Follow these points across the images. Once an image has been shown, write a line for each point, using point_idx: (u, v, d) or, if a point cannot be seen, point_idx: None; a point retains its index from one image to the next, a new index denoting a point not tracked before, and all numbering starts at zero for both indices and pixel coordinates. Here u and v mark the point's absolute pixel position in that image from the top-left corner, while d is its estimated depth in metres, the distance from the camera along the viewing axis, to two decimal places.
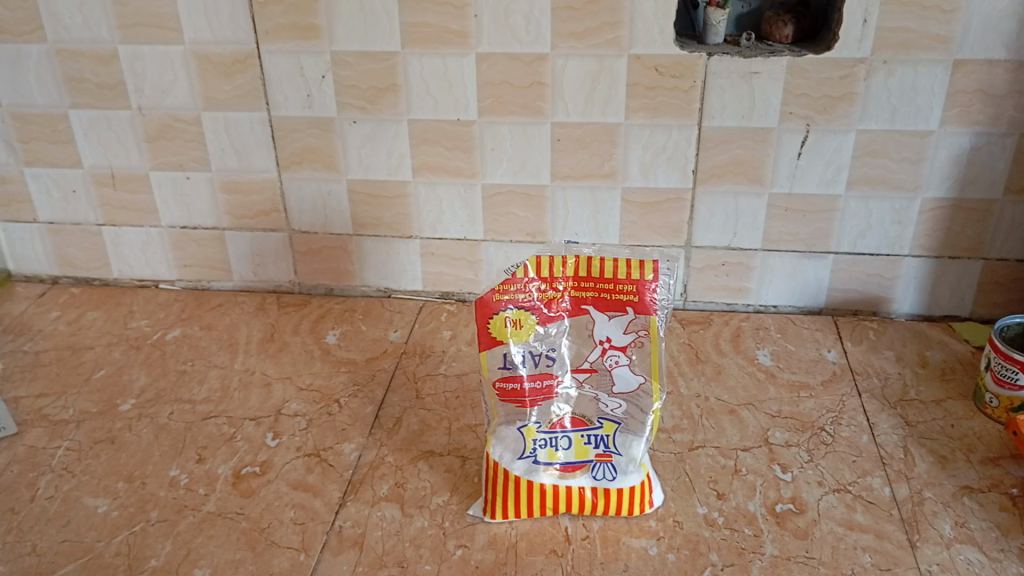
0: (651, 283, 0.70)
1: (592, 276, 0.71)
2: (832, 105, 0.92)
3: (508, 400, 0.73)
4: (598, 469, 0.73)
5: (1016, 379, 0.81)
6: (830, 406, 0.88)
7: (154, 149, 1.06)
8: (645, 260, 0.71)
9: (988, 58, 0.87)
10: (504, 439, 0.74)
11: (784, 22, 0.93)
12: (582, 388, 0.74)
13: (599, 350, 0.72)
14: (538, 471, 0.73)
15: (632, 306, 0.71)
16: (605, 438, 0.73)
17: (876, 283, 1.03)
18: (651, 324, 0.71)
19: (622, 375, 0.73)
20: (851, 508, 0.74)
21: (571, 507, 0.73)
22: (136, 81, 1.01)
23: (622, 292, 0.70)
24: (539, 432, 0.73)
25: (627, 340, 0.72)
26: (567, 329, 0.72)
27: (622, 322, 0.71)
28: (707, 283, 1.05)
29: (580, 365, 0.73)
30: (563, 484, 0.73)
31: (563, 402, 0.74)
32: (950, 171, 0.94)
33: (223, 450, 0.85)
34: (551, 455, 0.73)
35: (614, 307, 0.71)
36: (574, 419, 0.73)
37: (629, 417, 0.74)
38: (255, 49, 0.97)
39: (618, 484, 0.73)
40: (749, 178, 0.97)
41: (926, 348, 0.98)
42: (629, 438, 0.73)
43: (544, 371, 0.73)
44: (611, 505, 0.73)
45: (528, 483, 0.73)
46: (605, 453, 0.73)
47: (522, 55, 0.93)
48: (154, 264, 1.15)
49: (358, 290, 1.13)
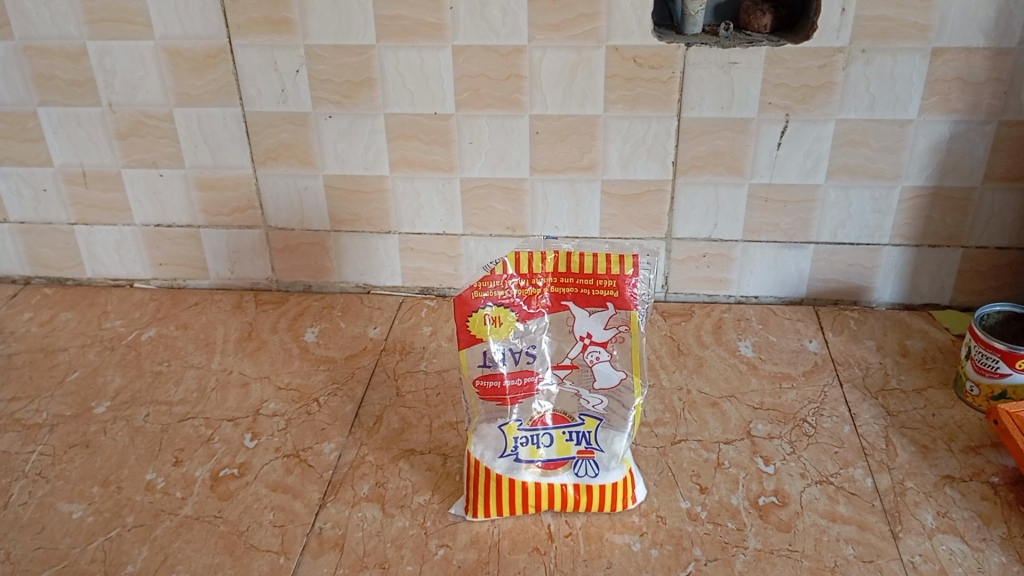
0: (630, 278, 0.69)
1: (572, 272, 0.70)
2: (811, 95, 0.91)
3: (488, 400, 0.72)
4: (580, 465, 0.72)
5: (997, 367, 0.82)
6: (812, 397, 0.88)
7: (126, 147, 1.04)
8: (624, 254, 0.70)
9: (966, 46, 0.87)
10: (485, 437, 0.73)
11: (762, 11, 0.92)
12: (563, 384, 0.73)
13: (580, 346, 0.72)
14: (520, 469, 0.72)
15: (613, 302, 0.70)
16: (587, 435, 0.73)
17: (856, 273, 1.03)
18: (632, 319, 0.70)
19: (602, 371, 0.72)
20: (834, 500, 0.74)
21: (554, 504, 0.73)
22: (105, 77, 0.99)
23: (603, 287, 0.69)
24: (520, 430, 0.72)
25: (608, 335, 0.71)
26: (547, 325, 0.72)
27: (603, 318, 0.71)
28: (688, 275, 1.05)
29: (561, 361, 0.72)
30: (545, 482, 0.72)
31: (544, 399, 0.73)
32: (929, 160, 0.94)
33: (200, 452, 0.84)
34: (533, 452, 0.72)
35: (595, 303, 0.70)
36: (556, 416, 0.73)
37: (611, 413, 0.73)
38: (227, 44, 0.95)
39: (601, 481, 0.72)
40: (728, 169, 0.97)
41: (907, 337, 0.98)
42: (610, 433, 0.73)
43: (524, 368, 0.72)
44: (594, 502, 0.73)
45: (510, 480, 0.72)
46: (587, 449, 0.72)
47: (499, 47, 0.92)
48: (129, 263, 1.13)
49: (337, 286, 1.12)
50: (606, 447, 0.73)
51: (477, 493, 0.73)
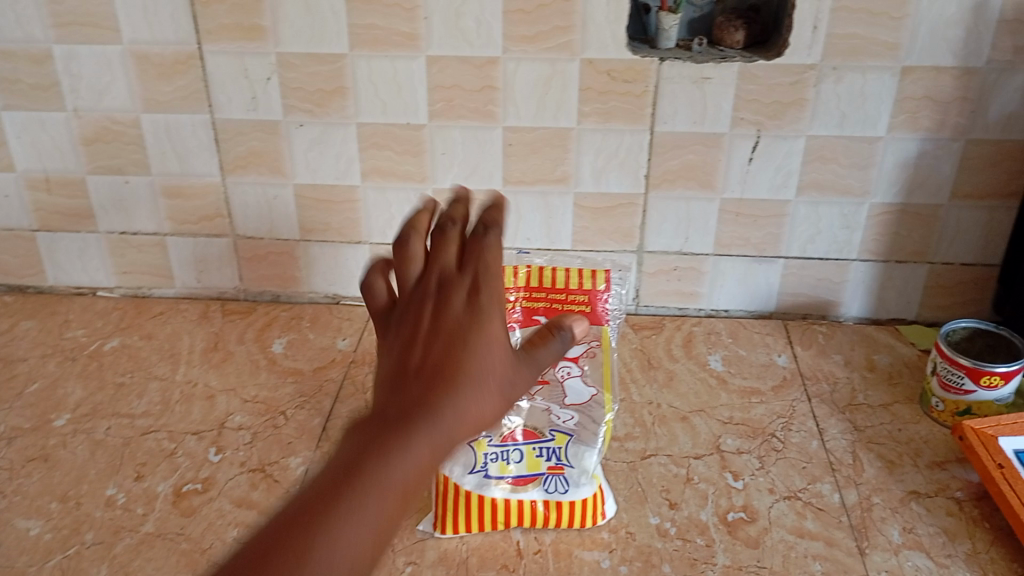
0: (600, 293, 0.77)
1: (549, 287, 0.77)
2: (782, 111, 0.92)
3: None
4: (550, 482, 0.72)
5: (961, 383, 0.82)
6: (781, 411, 0.88)
7: (90, 152, 1.02)
8: (595, 273, 0.78)
9: (935, 65, 0.88)
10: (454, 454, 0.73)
11: (735, 27, 0.92)
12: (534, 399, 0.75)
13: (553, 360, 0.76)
14: (490, 486, 0.72)
15: (584, 316, 0.77)
16: (557, 451, 0.73)
17: (825, 287, 1.03)
18: (603, 335, 0.76)
19: (573, 386, 0.76)
20: (802, 516, 0.75)
21: (524, 520, 0.72)
22: (71, 82, 0.97)
23: (575, 301, 0.77)
24: (490, 445, 0.72)
25: (579, 350, 0.76)
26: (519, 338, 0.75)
27: None
28: (659, 288, 1.05)
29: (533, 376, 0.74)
30: (514, 498, 0.72)
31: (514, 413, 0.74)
32: (897, 176, 0.95)
33: (163, 467, 0.82)
34: (503, 468, 0.72)
35: (569, 317, 0.77)
36: (526, 432, 0.74)
37: (581, 429, 0.74)
38: (197, 50, 0.94)
39: (571, 497, 0.72)
40: (700, 183, 0.97)
41: (874, 352, 0.99)
42: (582, 448, 0.73)
43: None
44: (563, 518, 0.72)
45: (479, 496, 0.72)
46: (557, 466, 0.72)
47: (473, 58, 0.91)
48: (91, 271, 1.11)
49: (305, 297, 1.10)
50: (577, 463, 0.72)
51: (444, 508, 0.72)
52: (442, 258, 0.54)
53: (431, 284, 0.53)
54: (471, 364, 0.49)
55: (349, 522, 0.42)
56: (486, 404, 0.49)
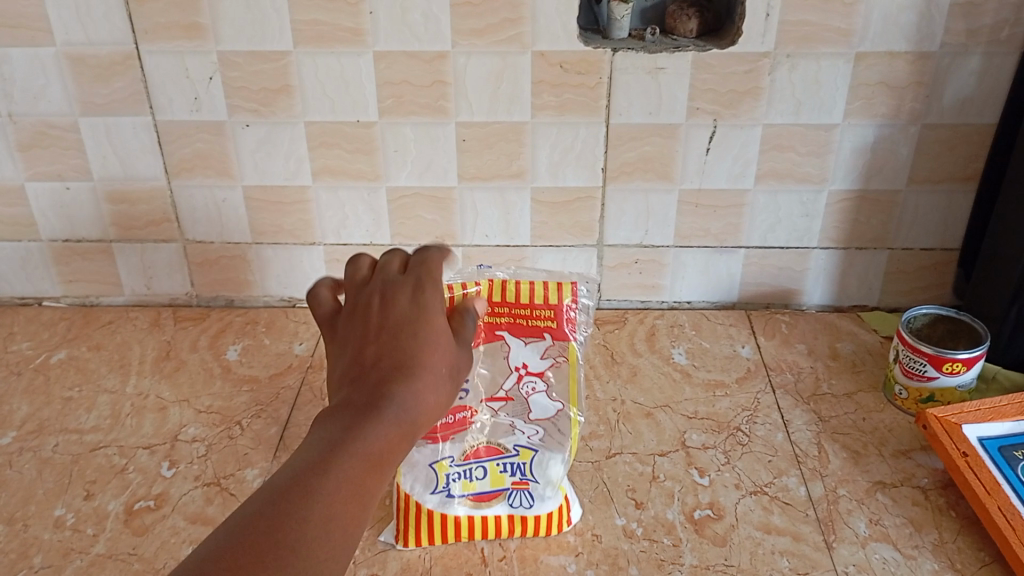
0: (567, 307, 0.73)
1: (513, 301, 0.72)
2: (738, 100, 0.91)
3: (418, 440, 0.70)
4: (516, 496, 0.70)
5: (924, 371, 0.82)
6: (745, 404, 0.88)
7: (28, 159, 0.98)
8: (562, 284, 0.73)
9: (889, 50, 0.87)
10: (414, 472, 0.70)
11: (688, 15, 0.90)
12: (497, 416, 0.72)
13: (517, 377, 0.72)
14: (453, 504, 0.70)
15: (550, 332, 0.73)
16: (522, 466, 0.70)
17: (787, 276, 1.03)
18: (572, 351, 0.72)
19: (539, 402, 0.72)
20: (768, 511, 0.74)
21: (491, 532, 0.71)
22: (4, 86, 0.93)
23: (541, 316, 0.72)
24: (450, 465, 0.70)
25: (544, 366, 0.72)
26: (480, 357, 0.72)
27: (539, 348, 0.72)
28: (621, 282, 1.04)
29: (495, 394, 0.72)
30: (478, 515, 0.71)
31: (475, 433, 0.71)
32: (854, 163, 0.94)
33: (113, 484, 0.79)
34: (465, 486, 0.70)
35: (533, 333, 0.73)
36: (489, 448, 0.71)
37: (546, 442, 0.71)
38: (134, 50, 0.90)
39: (536, 511, 0.70)
40: (658, 175, 0.96)
41: (837, 340, 0.99)
42: (547, 458, 0.70)
43: (457, 404, 0.70)
44: (530, 530, 0.71)
45: (441, 516, 0.70)
46: (522, 481, 0.70)
47: (422, 53, 0.89)
48: (36, 281, 1.07)
49: (260, 301, 1.07)
50: (542, 474, 0.70)
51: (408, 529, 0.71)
52: (386, 272, 0.59)
53: (376, 291, 0.58)
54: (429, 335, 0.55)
55: (337, 478, 0.47)
56: (444, 379, 0.54)
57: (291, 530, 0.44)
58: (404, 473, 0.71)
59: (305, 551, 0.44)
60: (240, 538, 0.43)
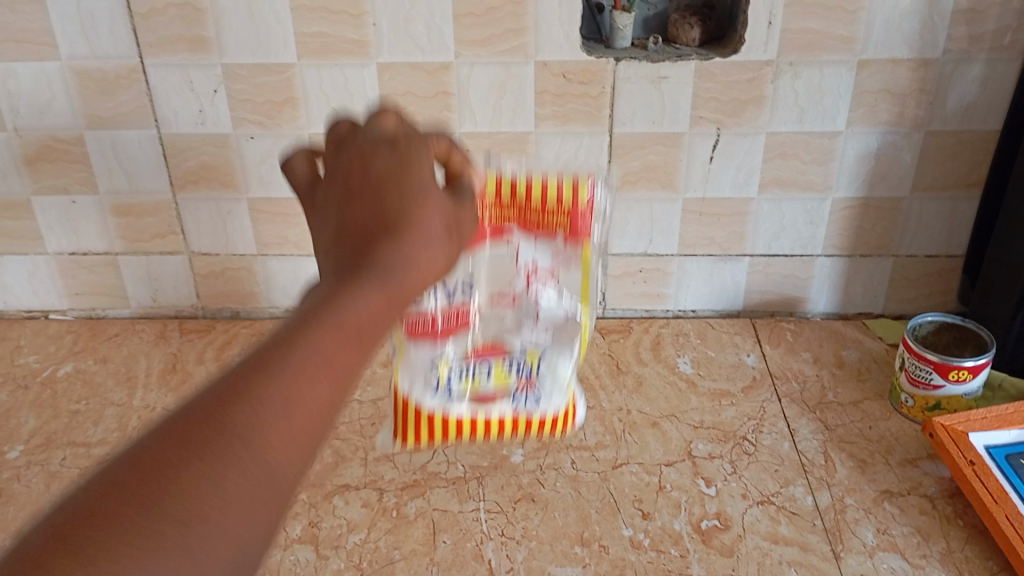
0: (584, 208, 0.65)
1: (526, 200, 0.66)
2: (741, 109, 0.91)
3: (418, 339, 0.68)
4: (520, 397, 0.71)
5: (930, 378, 0.82)
6: (751, 413, 0.88)
7: (33, 173, 0.98)
8: (578, 182, 0.65)
9: (892, 57, 0.87)
10: (415, 371, 0.70)
11: (691, 24, 0.90)
12: (501, 312, 0.69)
13: (524, 279, 0.68)
14: (455, 402, 0.71)
15: (563, 232, 0.66)
16: (527, 365, 0.70)
17: (791, 284, 1.03)
18: (585, 256, 0.67)
19: (547, 304, 0.69)
20: (776, 521, 0.74)
21: (493, 433, 0.73)
22: (9, 100, 0.93)
23: (555, 214, 0.66)
24: (451, 363, 0.69)
25: (552, 268, 0.68)
26: (488, 260, 0.67)
27: (550, 247, 0.67)
28: (625, 291, 1.04)
29: (501, 292, 0.68)
30: (481, 415, 0.72)
31: (476, 331, 0.69)
32: (858, 170, 0.94)
33: None
34: (468, 385, 0.70)
35: (545, 231, 0.66)
36: (494, 347, 0.70)
37: (554, 341, 0.70)
38: (139, 64, 0.91)
39: (540, 409, 0.72)
40: (662, 184, 0.96)
41: (842, 347, 0.99)
42: (553, 357, 0.70)
43: (459, 302, 0.67)
44: (532, 425, 0.74)
45: (443, 414, 0.71)
46: (527, 380, 0.71)
47: (425, 64, 0.89)
48: (42, 294, 1.07)
49: (265, 312, 1.08)
50: (551, 377, 0.71)
51: (409, 424, 0.73)
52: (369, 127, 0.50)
53: (355, 150, 0.48)
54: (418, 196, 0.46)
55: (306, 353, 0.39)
56: (440, 246, 0.46)
57: (248, 419, 0.37)
58: (404, 371, 0.70)
59: (259, 438, 0.37)
60: (183, 430, 0.36)
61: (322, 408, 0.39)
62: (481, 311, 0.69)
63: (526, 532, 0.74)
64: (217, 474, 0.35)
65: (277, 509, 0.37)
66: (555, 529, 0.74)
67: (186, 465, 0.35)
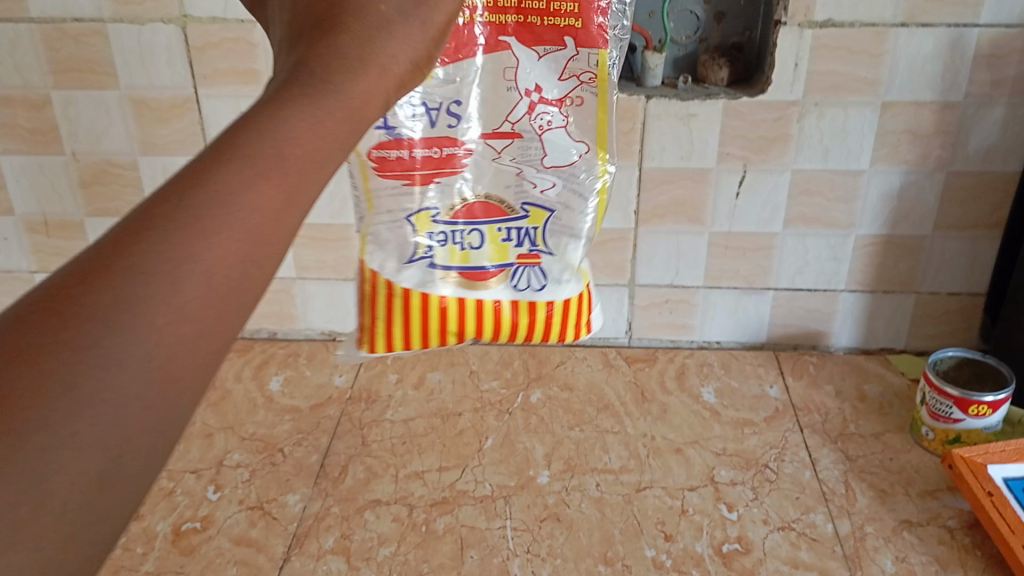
0: (595, 3, 0.61)
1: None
2: (767, 147, 0.94)
3: (388, 177, 0.65)
4: (520, 275, 0.70)
5: (950, 413, 0.84)
6: (774, 442, 0.89)
7: (88, 195, 1.03)
8: None
9: (915, 99, 0.90)
10: (386, 242, 0.69)
11: (720, 65, 0.94)
12: (501, 160, 0.66)
13: (527, 106, 0.64)
14: (436, 282, 0.70)
15: (573, 37, 0.62)
16: (531, 234, 0.68)
17: (815, 318, 1.05)
18: (601, 64, 0.62)
19: (554, 142, 0.65)
20: (796, 546, 0.75)
21: (478, 331, 0.72)
22: (70, 126, 0.99)
23: (561, 14, 0.61)
24: (436, 224, 0.67)
25: (562, 92, 0.64)
26: (481, 69, 0.63)
27: (556, 61, 0.63)
28: (652, 320, 1.06)
29: (500, 129, 0.65)
30: (469, 296, 0.70)
31: (466, 181, 0.67)
32: (881, 208, 0.97)
33: (162, 506, 0.83)
34: (452, 255, 0.69)
35: (551, 39, 0.62)
36: (493, 208, 0.67)
37: (563, 206, 0.68)
38: (193, 94, 0.96)
39: (543, 296, 0.71)
40: (689, 218, 0.99)
41: (865, 382, 1.00)
42: (565, 243, 0.69)
43: (444, 134, 0.64)
44: (532, 322, 0.72)
45: (422, 295, 0.70)
46: (529, 256, 0.69)
47: None
48: None
49: (302, 333, 1.11)
50: (559, 257, 0.70)
51: (377, 322, 0.72)
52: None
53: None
54: (364, 49, 0.39)
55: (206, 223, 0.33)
56: (389, 95, 0.40)
57: (117, 296, 0.31)
58: (372, 245, 0.69)
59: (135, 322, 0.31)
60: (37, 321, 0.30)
61: (220, 297, 0.33)
62: (472, 152, 0.66)
63: (551, 550, 0.76)
64: (81, 373, 0.30)
65: (180, 408, 0.32)
66: (579, 547, 0.76)
67: (49, 348, 0.29)
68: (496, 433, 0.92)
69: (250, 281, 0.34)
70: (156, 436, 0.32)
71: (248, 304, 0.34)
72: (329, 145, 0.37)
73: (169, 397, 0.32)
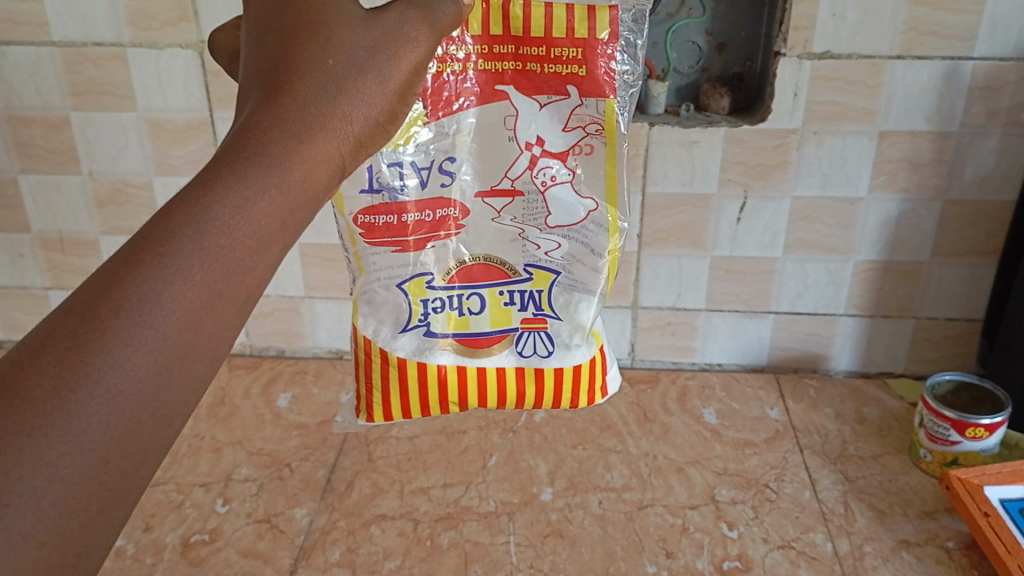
0: (601, 46, 0.58)
1: (525, 40, 0.57)
2: (768, 173, 0.96)
3: (378, 243, 0.61)
4: (524, 341, 0.64)
5: (948, 435, 0.85)
6: (774, 462, 0.91)
7: (103, 214, 1.06)
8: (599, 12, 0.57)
9: (912, 129, 0.92)
10: (378, 310, 0.63)
11: (721, 94, 0.96)
12: (501, 220, 0.62)
13: (528, 160, 0.60)
14: (435, 349, 0.64)
15: (576, 86, 0.58)
16: (536, 297, 0.64)
17: (814, 342, 1.06)
18: (607, 112, 0.59)
19: (557, 198, 0.61)
20: (795, 565, 0.77)
21: (482, 400, 0.65)
22: (88, 147, 1.01)
23: (563, 61, 0.58)
24: (431, 290, 0.63)
25: (567, 143, 0.60)
26: (478, 123, 0.60)
27: (560, 112, 0.59)
28: (654, 342, 1.08)
29: (499, 185, 0.61)
30: (469, 364, 0.64)
31: (462, 243, 0.62)
32: (880, 234, 0.99)
33: (170, 518, 0.84)
34: (450, 321, 0.64)
35: (552, 88, 0.58)
36: (493, 270, 0.63)
37: (571, 264, 0.63)
38: (208, 117, 0.99)
39: (553, 363, 0.65)
40: (692, 242, 1.01)
41: (864, 405, 1.01)
42: (575, 301, 0.64)
43: (438, 197, 0.61)
44: (543, 390, 0.65)
45: (419, 364, 0.64)
46: (533, 320, 0.64)
47: None
48: None
49: (309, 351, 1.13)
50: (569, 319, 0.64)
51: (372, 392, 0.66)
52: None
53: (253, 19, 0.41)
54: (307, 114, 0.39)
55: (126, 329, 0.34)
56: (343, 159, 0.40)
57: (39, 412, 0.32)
58: (365, 309, 0.63)
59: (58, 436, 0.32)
60: None
61: (143, 400, 0.34)
62: (467, 212, 0.62)
63: (555, 565, 0.77)
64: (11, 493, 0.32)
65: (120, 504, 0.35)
66: (582, 563, 0.78)
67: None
68: (500, 451, 0.93)
69: (189, 365, 0.36)
70: (88, 539, 0.34)
71: (177, 402, 0.36)
72: (260, 233, 0.37)
73: (94, 505, 0.34)
